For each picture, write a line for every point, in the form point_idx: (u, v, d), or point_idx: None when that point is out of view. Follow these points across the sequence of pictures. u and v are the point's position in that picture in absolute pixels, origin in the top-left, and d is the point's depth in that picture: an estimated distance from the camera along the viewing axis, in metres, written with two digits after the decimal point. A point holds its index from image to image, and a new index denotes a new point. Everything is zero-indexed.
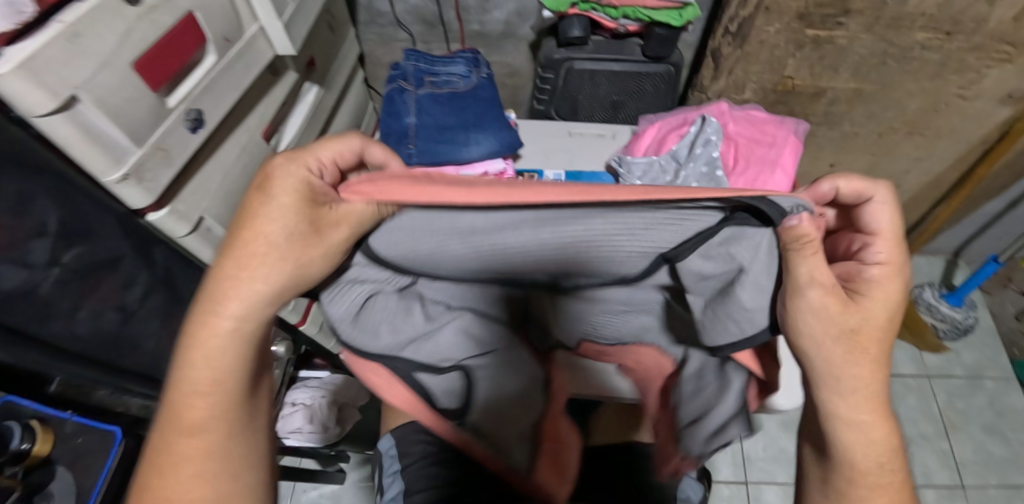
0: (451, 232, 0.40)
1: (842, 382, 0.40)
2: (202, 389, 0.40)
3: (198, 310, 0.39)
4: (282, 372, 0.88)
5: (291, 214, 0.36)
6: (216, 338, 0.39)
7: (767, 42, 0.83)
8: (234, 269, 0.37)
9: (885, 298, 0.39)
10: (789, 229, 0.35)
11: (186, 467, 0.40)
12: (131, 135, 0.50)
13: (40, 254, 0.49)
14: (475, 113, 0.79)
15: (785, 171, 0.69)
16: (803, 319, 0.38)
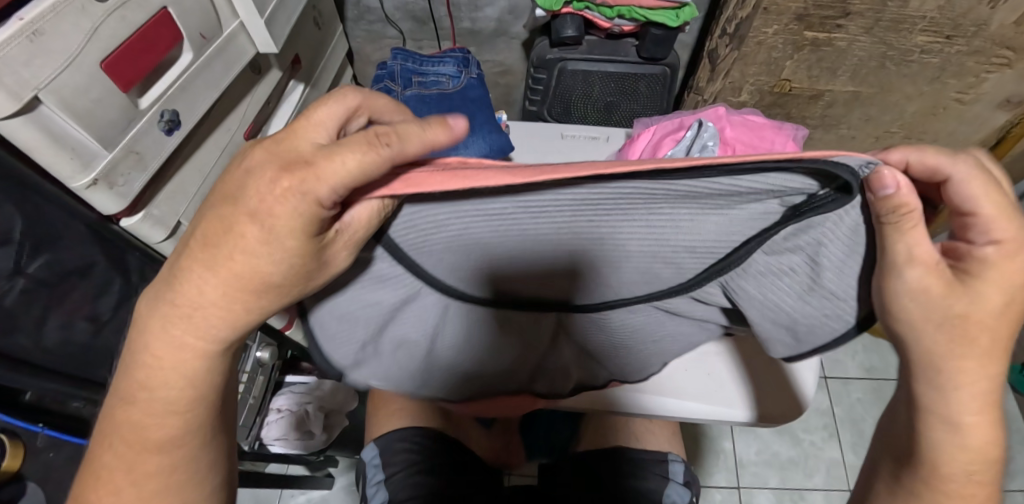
0: (480, 222, 0.38)
1: (943, 376, 0.37)
2: (162, 406, 0.38)
3: (166, 325, 0.36)
4: (266, 379, 0.84)
5: (279, 240, 0.32)
6: (185, 358, 0.37)
7: (765, 43, 0.81)
8: (207, 290, 0.34)
9: (1006, 280, 0.34)
10: (883, 200, 0.32)
11: (149, 483, 0.40)
12: (100, 138, 0.47)
13: (4, 263, 0.46)
14: (465, 115, 0.78)
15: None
16: (911, 299, 0.36)
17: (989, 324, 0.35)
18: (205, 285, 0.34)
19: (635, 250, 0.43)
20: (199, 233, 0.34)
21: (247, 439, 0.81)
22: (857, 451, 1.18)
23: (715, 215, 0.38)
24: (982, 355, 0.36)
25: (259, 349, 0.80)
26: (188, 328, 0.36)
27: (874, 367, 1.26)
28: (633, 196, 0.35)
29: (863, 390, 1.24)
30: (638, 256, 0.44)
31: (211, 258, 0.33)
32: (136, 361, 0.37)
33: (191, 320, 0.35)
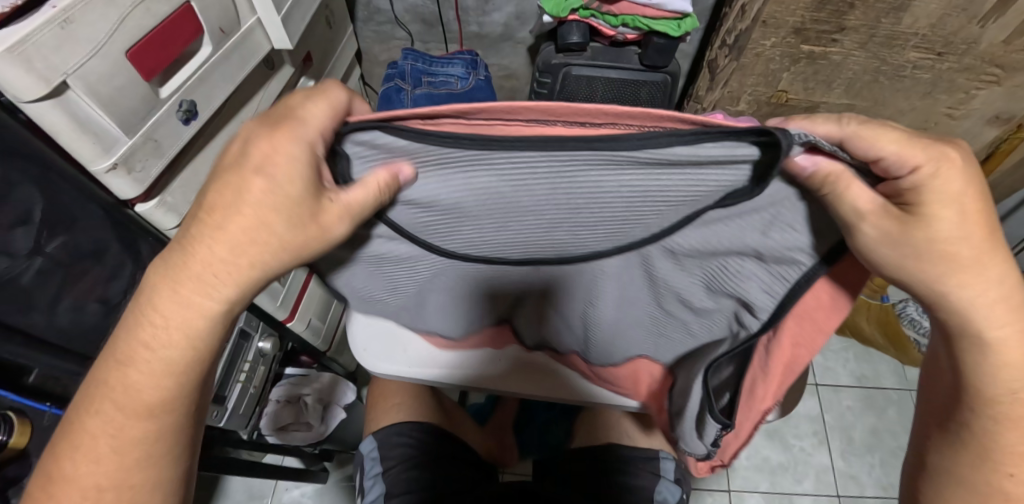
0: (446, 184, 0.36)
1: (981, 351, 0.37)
2: (163, 372, 0.39)
3: (175, 287, 0.37)
4: (266, 370, 0.85)
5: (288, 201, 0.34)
6: (185, 329, 0.38)
7: (763, 55, 0.84)
8: (213, 262, 0.35)
9: (949, 192, 0.33)
10: (808, 176, 0.32)
11: (138, 448, 0.41)
12: (122, 125, 0.49)
13: (23, 242, 0.47)
14: None
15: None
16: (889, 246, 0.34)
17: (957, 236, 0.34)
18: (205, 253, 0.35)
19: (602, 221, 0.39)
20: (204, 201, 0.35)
21: (247, 429, 0.83)
22: (847, 457, 1.20)
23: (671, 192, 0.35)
24: (974, 279, 0.35)
25: (261, 339, 0.81)
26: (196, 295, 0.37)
27: (865, 376, 1.28)
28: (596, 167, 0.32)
29: (854, 398, 1.26)
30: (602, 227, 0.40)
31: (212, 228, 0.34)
32: (138, 323, 0.38)
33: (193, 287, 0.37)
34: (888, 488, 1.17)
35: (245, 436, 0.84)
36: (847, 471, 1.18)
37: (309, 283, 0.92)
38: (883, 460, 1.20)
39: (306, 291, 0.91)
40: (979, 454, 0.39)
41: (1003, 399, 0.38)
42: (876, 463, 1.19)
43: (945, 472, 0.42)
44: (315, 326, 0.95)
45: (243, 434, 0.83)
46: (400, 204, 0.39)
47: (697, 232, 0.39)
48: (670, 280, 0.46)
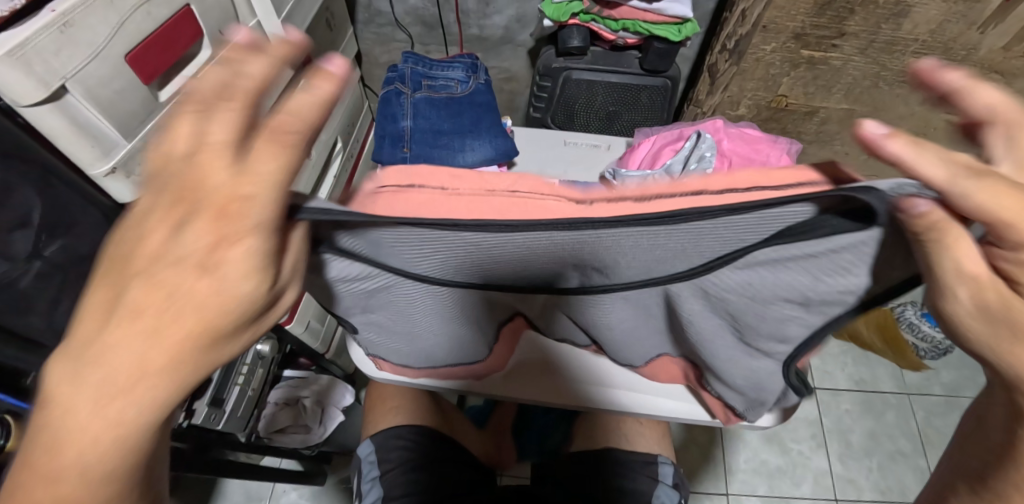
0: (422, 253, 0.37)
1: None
2: (93, 486, 0.28)
3: (101, 383, 0.27)
4: (264, 372, 0.85)
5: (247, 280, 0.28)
6: (120, 429, 0.28)
7: (763, 60, 0.84)
8: (152, 356, 0.27)
9: None
10: (915, 217, 0.30)
11: None
12: (121, 128, 0.49)
13: (22, 245, 0.47)
14: (473, 118, 0.80)
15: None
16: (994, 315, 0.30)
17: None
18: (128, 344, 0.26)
19: (637, 259, 0.37)
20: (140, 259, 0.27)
21: (245, 431, 0.82)
22: (844, 461, 1.20)
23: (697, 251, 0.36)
24: None
25: (259, 342, 0.82)
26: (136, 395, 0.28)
27: (863, 380, 1.29)
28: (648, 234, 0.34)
29: (852, 402, 1.26)
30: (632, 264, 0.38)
31: (156, 318, 0.27)
32: (47, 439, 0.27)
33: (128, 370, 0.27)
34: (885, 492, 1.17)
35: (243, 440, 0.83)
36: (845, 475, 1.19)
37: None
38: (880, 464, 1.20)
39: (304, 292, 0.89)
40: None
41: None
42: (874, 467, 1.20)
43: None
44: (314, 328, 0.93)
45: (241, 437, 0.83)
46: (402, 256, 0.38)
47: (743, 273, 0.38)
48: (695, 320, 0.44)
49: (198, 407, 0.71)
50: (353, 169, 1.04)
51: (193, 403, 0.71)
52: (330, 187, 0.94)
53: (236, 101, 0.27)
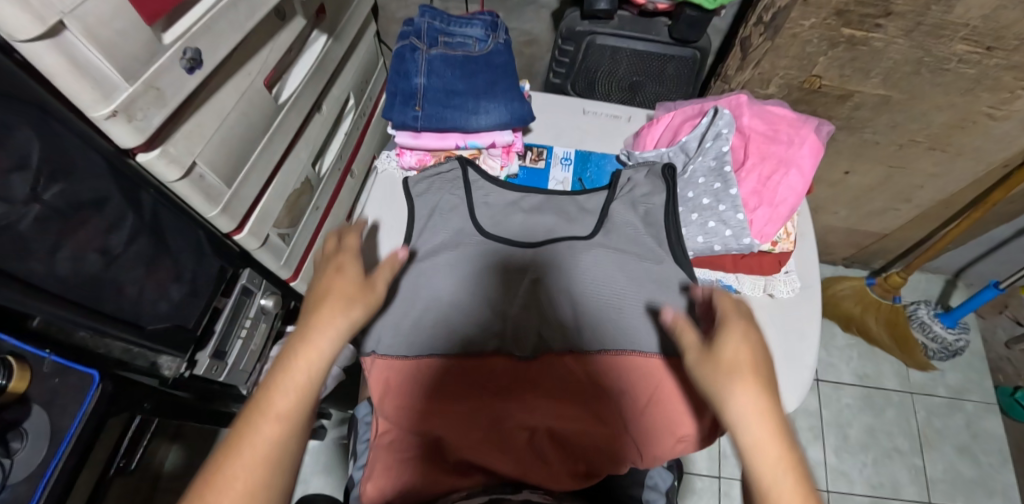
0: (404, 337, 0.65)
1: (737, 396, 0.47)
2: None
3: (234, 442, 0.45)
4: (269, 326, 0.85)
5: (293, 423, 0.47)
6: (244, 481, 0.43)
7: (800, 36, 0.79)
8: (253, 459, 0.44)
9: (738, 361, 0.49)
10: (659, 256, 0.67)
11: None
12: (122, 70, 0.46)
13: (21, 188, 0.46)
14: (489, 80, 0.76)
15: (801, 171, 0.65)
16: (729, 397, 0.47)
17: (776, 394, 0.48)
18: (331, 345, 0.49)
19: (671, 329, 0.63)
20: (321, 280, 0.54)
21: (248, 385, 0.83)
22: (839, 453, 1.25)
23: (620, 254, 0.67)
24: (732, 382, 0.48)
25: (264, 297, 0.81)
26: (256, 450, 0.45)
27: (867, 375, 1.33)
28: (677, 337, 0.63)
29: (853, 396, 1.31)
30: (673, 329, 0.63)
31: (254, 450, 0.45)
32: (219, 466, 0.44)
33: (277, 431, 0.46)
34: (877, 487, 1.22)
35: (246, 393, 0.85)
36: (838, 467, 1.23)
37: (315, 241, 0.91)
38: (875, 459, 1.24)
39: (311, 250, 0.90)
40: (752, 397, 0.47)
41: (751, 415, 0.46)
42: (868, 462, 1.24)
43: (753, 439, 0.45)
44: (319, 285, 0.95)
45: (244, 390, 0.84)
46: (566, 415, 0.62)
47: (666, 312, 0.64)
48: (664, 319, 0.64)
49: (201, 358, 0.73)
50: (364, 128, 1.01)
51: (195, 354, 0.72)
52: (341, 144, 0.92)
53: (292, 377, 0.47)
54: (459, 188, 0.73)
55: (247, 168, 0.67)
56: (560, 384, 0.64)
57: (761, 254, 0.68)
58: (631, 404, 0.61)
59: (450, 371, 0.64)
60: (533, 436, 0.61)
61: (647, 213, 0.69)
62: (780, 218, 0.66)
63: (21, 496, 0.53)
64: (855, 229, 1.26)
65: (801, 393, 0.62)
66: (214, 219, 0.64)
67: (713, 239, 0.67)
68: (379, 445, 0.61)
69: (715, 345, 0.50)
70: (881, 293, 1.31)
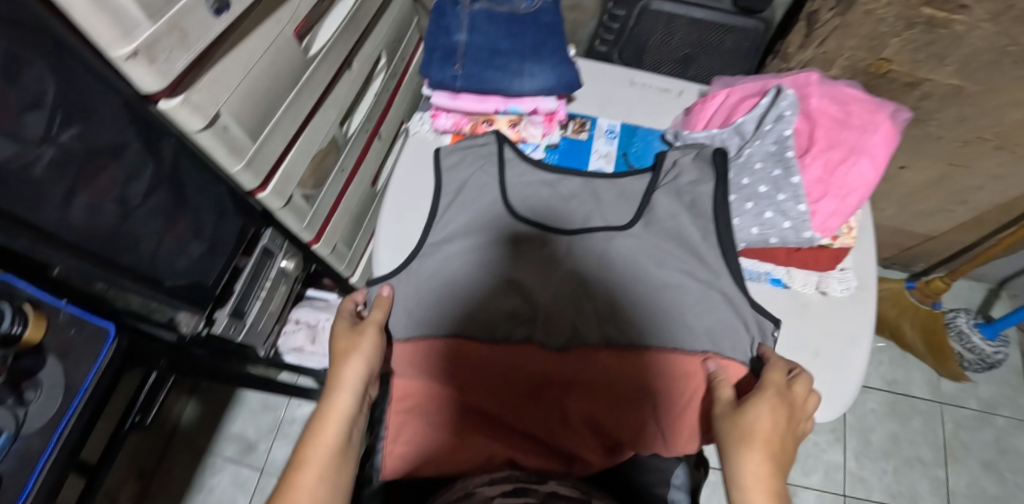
0: (430, 320, 0.63)
1: (740, 448, 0.47)
2: None
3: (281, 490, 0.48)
4: (288, 289, 0.83)
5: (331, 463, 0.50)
6: None
7: (874, 14, 0.72)
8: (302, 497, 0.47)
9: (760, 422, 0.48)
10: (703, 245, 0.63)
11: None
12: (145, 7, 0.42)
13: (34, 129, 0.43)
14: (535, 41, 0.72)
15: (874, 160, 0.60)
16: (732, 459, 0.47)
17: (785, 477, 0.46)
18: (351, 400, 0.54)
19: (710, 319, 0.60)
20: (339, 340, 0.59)
21: (265, 347, 0.82)
22: (859, 459, 1.21)
23: (658, 248, 0.64)
24: (738, 438, 0.48)
25: (284, 259, 0.79)
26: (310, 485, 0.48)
27: (895, 381, 1.29)
28: (716, 327, 0.60)
29: (879, 402, 1.27)
30: (712, 319, 0.60)
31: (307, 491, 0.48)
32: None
33: (310, 477, 0.49)
34: (896, 495, 1.19)
35: (263, 355, 0.84)
36: (857, 472, 1.20)
37: (338, 205, 0.87)
38: (896, 468, 1.21)
39: (334, 214, 0.87)
40: (755, 455, 0.46)
41: (745, 469, 0.46)
42: (889, 470, 1.21)
43: (738, 486, 0.46)
44: (340, 250, 0.92)
45: (261, 352, 0.83)
46: (600, 406, 0.59)
47: (704, 302, 0.61)
48: (704, 307, 0.61)
49: (219, 316, 0.70)
50: (395, 90, 0.96)
51: (214, 312, 0.70)
52: (370, 106, 0.88)
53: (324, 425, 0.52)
54: (491, 165, 0.69)
55: (273, 122, 0.64)
56: (592, 371, 0.60)
57: (818, 249, 0.64)
58: (664, 401, 0.59)
59: (469, 356, 0.61)
60: (561, 420, 0.59)
61: (694, 203, 0.65)
62: (847, 211, 0.61)
63: (33, 449, 0.51)
64: (900, 228, 1.19)
65: (847, 400, 0.58)
66: (238, 175, 0.61)
67: (770, 231, 0.63)
68: (399, 413, 0.61)
69: (746, 409, 0.50)
70: (920, 297, 1.24)
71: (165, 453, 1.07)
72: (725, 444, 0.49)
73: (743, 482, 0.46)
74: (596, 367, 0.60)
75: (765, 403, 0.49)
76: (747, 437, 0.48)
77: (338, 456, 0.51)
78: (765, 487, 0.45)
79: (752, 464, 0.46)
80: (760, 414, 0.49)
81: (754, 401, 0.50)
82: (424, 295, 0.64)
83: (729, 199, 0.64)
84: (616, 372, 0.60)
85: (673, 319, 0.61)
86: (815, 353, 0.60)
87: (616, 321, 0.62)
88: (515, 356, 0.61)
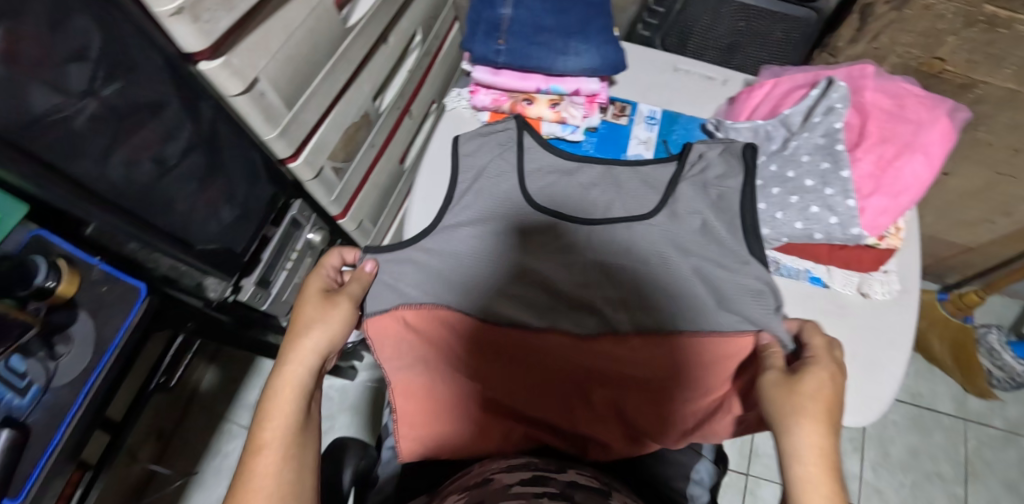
0: (445, 298, 0.62)
1: (797, 417, 0.45)
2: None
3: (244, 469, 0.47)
4: (313, 262, 0.84)
5: (292, 433, 0.49)
6: (265, 489, 0.46)
7: (932, 10, 0.69)
8: (265, 469, 0.46)
9: (819, 389, 0.47)
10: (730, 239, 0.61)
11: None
12: None
13: (77, 80, 0.43)
14: (581, 19, 0.70)
15: (928, 158, 0.59)
16: (792, 427, 0.45)
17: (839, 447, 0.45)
18: (307, 369, 0.53)
19: (739, 301, 0.59)
20: (307, 306, 0.57)
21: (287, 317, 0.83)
22: (876, 469, 1.19)
23: (677, 243, 0.62)
24: (795, 406, 0.46)
25: (311, 231, 0.80)
26: (272, 459, 0.47)
27: (919, 394, 1.25)
28: (747, 311, 0.58)
29: (900, 414, 1.23)
30: (742, 300, 0.59)
31: (268, 461, 0.47)
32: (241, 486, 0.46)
33: (270, 455, 0.47)
34: None
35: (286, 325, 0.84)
36: (873, 483, 1.18)
37: (367, 180, 0.87)
38: (914, 482, 1.18)
39: (363, 188, 0.87)
40: (814, 423, 0.45)
41: (802, 439, 0.45)
42: (907, 483, 1.18)
43: (793, 457, 0.45)
44: (365, 227, 0.92)
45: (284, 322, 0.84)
46: (622, 390, 0.59)
47: (732, 283, 0.60)
48: (734, 284, 0.60)
49: (245, 284, 0.71)
50: (427, 68, 0.95)
51: (240, 280, 0.70)
52: (403, 82, 0.87)
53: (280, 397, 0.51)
54: (510, 153, 0.67)
55: (309, 91, 0.63)
56: (616, 356, 0.60)
57: (863, 249, 0.62)
58: (692, 389, 0.59)
59: (484, 333, 0.61)
60: (582, 403, 0.60)
61: (719, 198, 0.63)
62: (898, 210, 0.59)
63: (63, 401, 0.52)
64: (937, 237, 1.16)
65: (882, 406, 0.57)
66: (271, 142, 0.61)
67: (815, 226, 0.60)
68: (409, 382, 0.61)
69: (803, 376, 0.48)
70: (951, 310, 1.23)
71: (184, 417, 1.09)
72: (777, 411, 0.48)
73: (801, 453, 0.44)
74: (620, 352, 0.60)
75: (822, 372, 0.48)
76: (800, 406, 0.46)
77: (299, 427, 0.50)
78: (823, 457, 0.44)
79: (811, 432, 0.45)
80: (817, 382, 0.47)
81: (812, 369, 0.48)
82: (441, 267, 0.63)
83: (772, 193, 0.62)
84: (639, 357, 0.59)
85: (699, 301, 0.60)
86: (852, 357, 0.59)
87: (639, 304, 0.61)
88: (537, 336, 0.60)
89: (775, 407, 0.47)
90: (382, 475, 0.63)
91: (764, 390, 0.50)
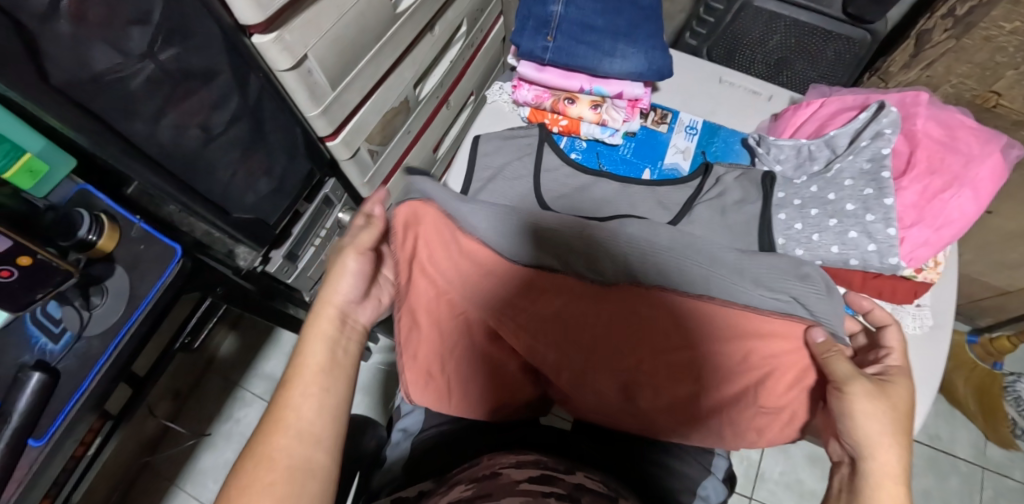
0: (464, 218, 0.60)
1: (887, 439, 0.45)
2: (305, 451, 0.45)
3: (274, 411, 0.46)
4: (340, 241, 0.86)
5: (329, 382, 0.48)
6: (294, 431, 0.45)
7: (993, 41, 0.67)
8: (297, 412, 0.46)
9: (903, 406, 0.47)
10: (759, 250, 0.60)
11: (281, 449, 0.44)
12: None
13: (137, 43, 0.44)
14: (629, 22, 0.71)
15: (976, 194, 0.57)
16: (882, 447, 0.45)
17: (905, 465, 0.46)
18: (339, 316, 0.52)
19: (777, 281, 0.57)
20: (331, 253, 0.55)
21: (311, 292, 0.85)
22: None
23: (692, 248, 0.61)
24: (885, 424, 0.45)
25: (341, 211, 0.81)
26: (304, 400, 0.46)
27: (936, 436, 1.21)
28: (784, 292, 0.56)
29: (915, 455, 1.20)
30: (780, 277, 0.57)
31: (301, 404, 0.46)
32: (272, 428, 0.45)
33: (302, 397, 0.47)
34: None
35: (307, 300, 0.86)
36: None
37: (400, 165, 0.88)
38: None
39: (395, 172, 0.88)
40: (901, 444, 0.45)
41: (890, 459, 0.44)
42: None
43: (876, 479, 0.44)
44: None
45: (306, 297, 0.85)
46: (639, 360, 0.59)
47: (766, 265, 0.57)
48: (771, 265, 0.57)
49: (274, 255, 0.72)
50: (469, 60, 0.96)
51: (270, 251, 0.72)
52: (445, 71, 0.88)
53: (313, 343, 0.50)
54: (529, 158, 0.69)
55: (354, 73, 0.64)
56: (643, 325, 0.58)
57: (899, 279, 0.60)
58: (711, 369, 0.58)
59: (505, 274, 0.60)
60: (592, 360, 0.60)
61: (741, 223, 0.63)
62: (939, 243, 0.58)
63: (94, 350, 0.53)
64: (972, 277, 1.13)
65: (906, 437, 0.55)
66: (313, 119, 0.62)
67: (851, 251, 0.59)
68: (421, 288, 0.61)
69: (891, 390, 0.48)
70: (980, 354, 1.23)
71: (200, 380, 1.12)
72: (861, 423, 0.46)
73: (892, 472, 0.44)
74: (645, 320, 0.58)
75: (905, 387, 0.48)
76: (886, 421, 0.46)
77: (335, 371, 0.49)
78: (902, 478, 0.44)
79: (901, 454, 0.45)
80: (901, 397, 0.47)
81: (900, 387, 0.48)
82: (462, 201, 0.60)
83: (811, 213, 0.61)
84: (668, 331, 0.58)
85: (735, 272, 0.57)
86: None
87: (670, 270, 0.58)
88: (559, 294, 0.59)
89: (870, 424, 0.45)
90: (390, 457, 0.63)
91: (850, 401, 0.48)
